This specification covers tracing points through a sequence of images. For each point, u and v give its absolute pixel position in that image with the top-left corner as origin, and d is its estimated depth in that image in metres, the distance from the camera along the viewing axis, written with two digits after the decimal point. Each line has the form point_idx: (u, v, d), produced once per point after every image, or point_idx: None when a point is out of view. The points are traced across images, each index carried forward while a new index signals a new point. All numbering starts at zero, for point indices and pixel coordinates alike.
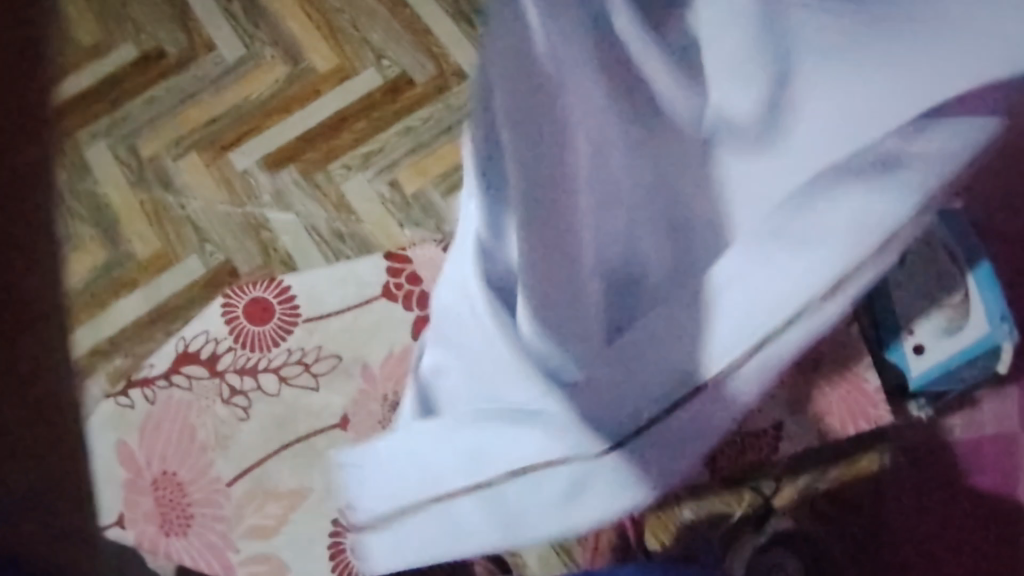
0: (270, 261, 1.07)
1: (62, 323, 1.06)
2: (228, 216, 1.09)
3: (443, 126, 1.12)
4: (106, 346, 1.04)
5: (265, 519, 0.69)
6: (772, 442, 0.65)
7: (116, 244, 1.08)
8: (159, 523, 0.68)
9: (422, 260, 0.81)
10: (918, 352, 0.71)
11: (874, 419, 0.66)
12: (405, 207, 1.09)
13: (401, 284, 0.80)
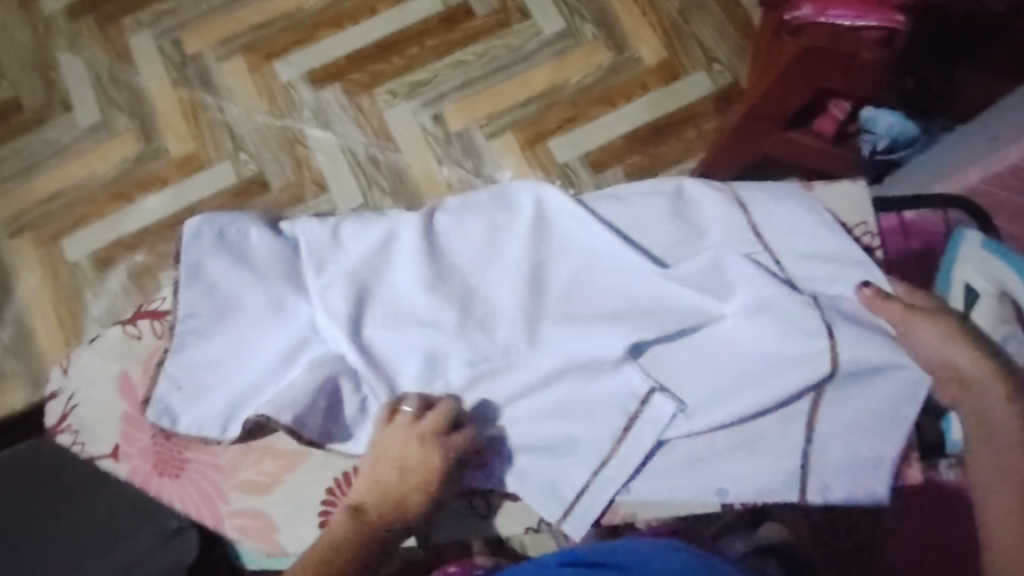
0: (302, 178, 1.04)
1: (88, 212, 1.04)
2: (266, 126, 1.06)
3: (498, 65, 1.07)
4: (130, 240, 1.03)
5: (259, 476, 0.60)
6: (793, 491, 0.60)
7: (150, 138, 1.06)
8: (156, 464, 0.59)
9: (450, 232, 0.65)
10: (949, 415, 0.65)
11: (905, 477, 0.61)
12: (447, 144, 1.05)
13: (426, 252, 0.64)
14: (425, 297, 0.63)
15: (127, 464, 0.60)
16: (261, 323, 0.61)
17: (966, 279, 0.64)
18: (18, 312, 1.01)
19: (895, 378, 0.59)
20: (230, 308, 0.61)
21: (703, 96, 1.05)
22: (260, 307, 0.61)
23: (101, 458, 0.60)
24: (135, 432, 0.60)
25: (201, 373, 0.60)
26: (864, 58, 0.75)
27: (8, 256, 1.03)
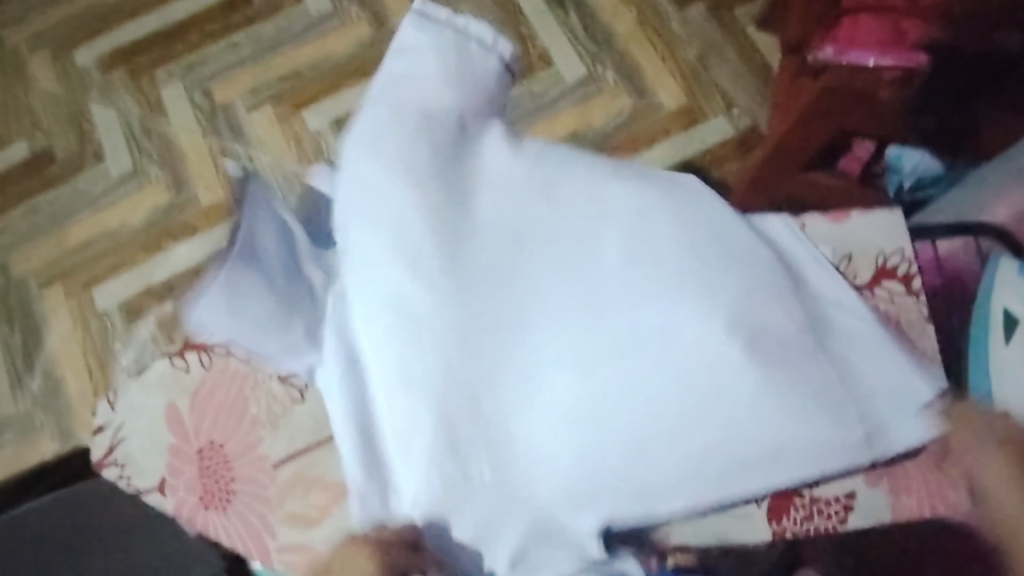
0: None
1: (119, 260, 1.06)
2: (294, 173, 1.08)
3: (522, 112, 1.09)
4: (159, 288, 1.04)
5: (305, 509, 0.58)
6: (839, 513, 0.58)
7: (179, 186, 1.08)
8: (201, 496, 0.59)
9: None
10: None
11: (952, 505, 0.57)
12: None
13: None
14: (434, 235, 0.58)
15: (174, 495, 0.59)
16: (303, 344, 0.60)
17: (1005, 299, 0.63)
18: (47, 361, 1.02)
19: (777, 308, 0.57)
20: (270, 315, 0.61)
21: (725, 140, 1.07)
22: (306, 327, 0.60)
23: (147, 492, 0.60)
24: (180, 467, 0.60)
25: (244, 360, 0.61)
26: (883, 96, 0.78)
27: (39, 306, 1.05)
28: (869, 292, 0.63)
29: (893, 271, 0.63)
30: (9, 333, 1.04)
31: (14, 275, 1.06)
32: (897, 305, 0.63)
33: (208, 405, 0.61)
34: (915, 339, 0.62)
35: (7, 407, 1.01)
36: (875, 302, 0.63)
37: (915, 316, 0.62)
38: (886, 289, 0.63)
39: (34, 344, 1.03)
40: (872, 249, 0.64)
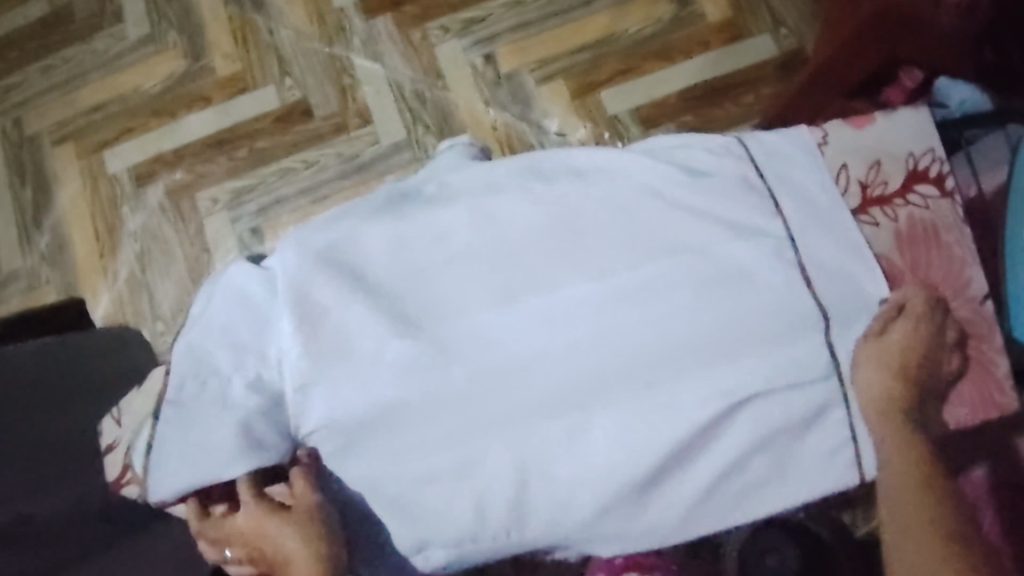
0: (346, 109, 1.03)
1: (131, 124, 1.04)
2: (315, 52, 1.05)
3: (555, 8, 1.05)
4: (170, 156, 1.03)
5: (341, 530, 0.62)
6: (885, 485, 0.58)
7: (197, 55, 1.06)
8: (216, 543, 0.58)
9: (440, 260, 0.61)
10: None
11: (1002, 405, 0.57)
12: (494, 85, 1.03)
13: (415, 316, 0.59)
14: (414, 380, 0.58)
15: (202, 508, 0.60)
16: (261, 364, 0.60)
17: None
18: (55, 220, 1.03)
19: (796, 436, 0.55)
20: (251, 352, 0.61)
21: (766, 60, 1.02)
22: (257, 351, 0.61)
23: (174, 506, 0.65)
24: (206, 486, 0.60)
25: (218, 367, 0.61)
26: (941, 24, 0.68)
27: (50, 163, 1.04)
28: (900, 200, 0.62)
29: (924, 174, 0.62)
30: (19, 188, 1.04)
31: (27, 131, 1.05)
32: (931, 212, 0.62)
33: (207, 457, 0.57)
34: (954, 243, 0.61)
35: (14, 261, 1.02)
36: (909, 210, 0.62)
37: (950, 221, 0.61)
38: (919, 194, 0.62)
39: (43, 201, 1.03)
40: (900, 151, 0.63)
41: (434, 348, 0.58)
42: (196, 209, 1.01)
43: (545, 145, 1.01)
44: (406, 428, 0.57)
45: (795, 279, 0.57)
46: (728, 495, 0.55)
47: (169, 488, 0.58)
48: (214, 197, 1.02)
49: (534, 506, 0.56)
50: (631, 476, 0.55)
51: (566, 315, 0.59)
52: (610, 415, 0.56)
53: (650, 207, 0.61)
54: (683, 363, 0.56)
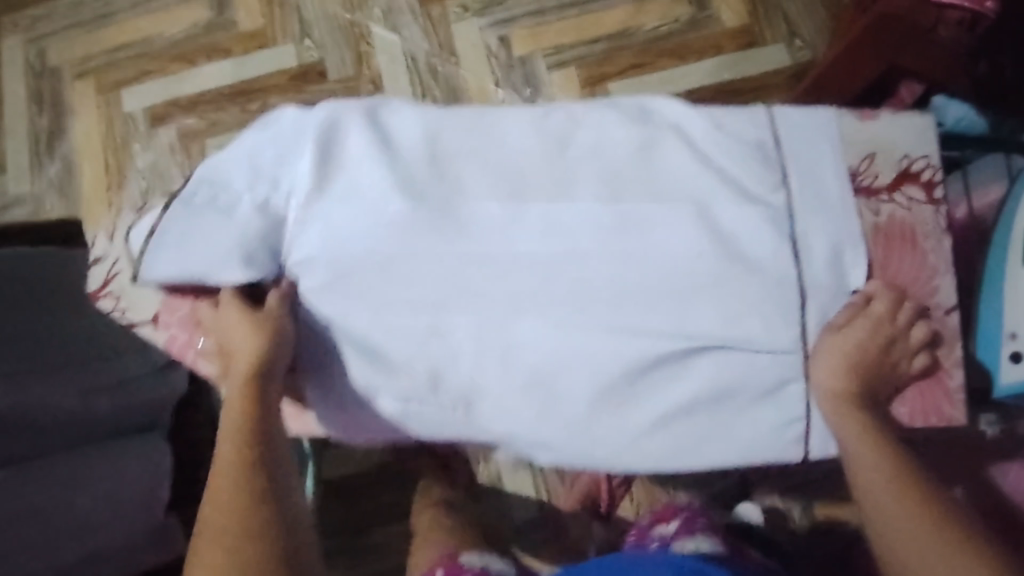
0: (360, 75, 1.05)
1: (151, 67, 1.07)
2: (337, 16, 1.07)
3: None
4: (185, 102, 1.05)
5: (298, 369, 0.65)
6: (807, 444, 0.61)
7: (222, 7, 1.08)
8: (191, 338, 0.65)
9: (473, 159, 0.62)
10: (1013, 359, 0.60)
11: (945, 418, 0.60)
12: (508, 67, 1.05)
13: (431, 212, 0.61)
14: (410, 279, 0.61)
15: (168, 333, 0.65)
16: (254, 213, 0.61)
17: None
18: (67, 150, 1.05)
19: (744, 377, 0.58)
20: (274, 191, 0.62)
21: (775, 70, 1.03)
22: (266, 201, 0.61)
23: (140, 326, 0.66)
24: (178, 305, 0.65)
25: (216, 196, 0.62)
26: (940, 35, 0.74)
27: (68, 96, 1.07)
28: (887, 195, 0.62)
29: (916, 176, 0.62)
30: (36, 117, 1.06)
31: (50, 63, 1.08)
32: (911, 213, 0.61)
33: (183, 264, 0.60)
34: (929, 251, 0.61)
35: (22, 185, 1.04)
36: (892, 208, 0.61)
37: (930, 227, 0.61)
38: (904, 195, 0.62)
39: (58, 131, 1.06)
40: (899, 150, 0.62)
41: (441, 256, 0.61)
42: (204, 154, 1.04)
43: None
44: (397, 312, 0.61)
45: (786, 253, 0.59)
46: (670, 424, 0.60)
47: (160, 274, 0.61)
48: (222, 145, 1.04)
49: (483, 403, 0.62)
50: (588, 391, 0.60)
51: (573, 235, 0.60)
52: (582, 346, 0.59)
53: (677, 149, 0.61)
54: (664, 294, 0.59)
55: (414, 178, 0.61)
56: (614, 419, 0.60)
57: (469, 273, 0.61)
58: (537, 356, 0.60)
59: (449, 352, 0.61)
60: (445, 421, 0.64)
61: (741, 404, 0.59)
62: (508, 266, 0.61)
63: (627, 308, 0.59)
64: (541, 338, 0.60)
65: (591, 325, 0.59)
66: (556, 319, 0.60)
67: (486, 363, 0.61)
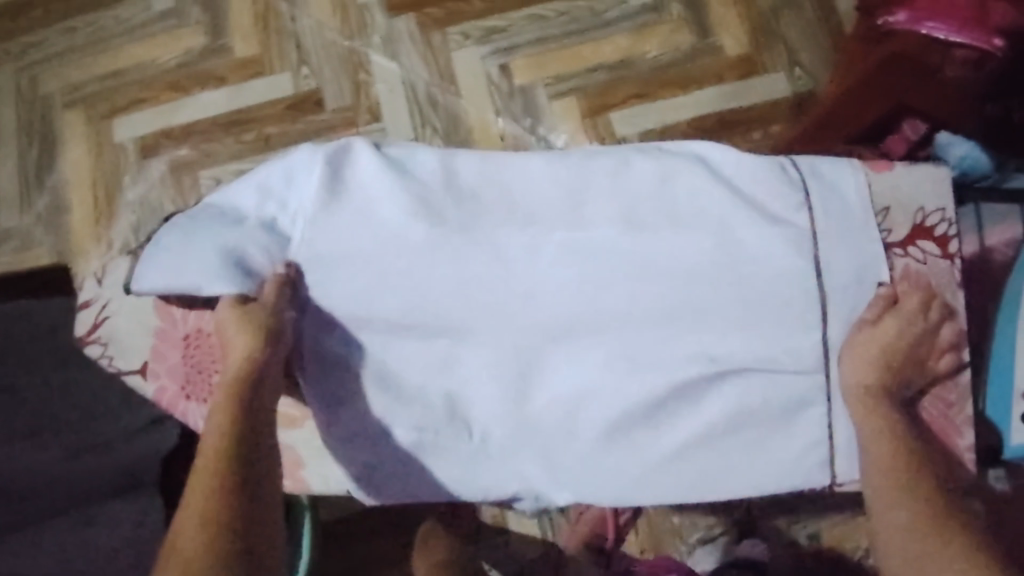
0: (358, 104, 1.03)
1: (144, 95, 1.05)
2: (334, 44, 1.05)
3: (576, 26, 1.05)
4: (178, 131, 1.03)
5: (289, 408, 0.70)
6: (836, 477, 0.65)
7: (217, 34, 1.06)
8: (183, 385, 0.70)
9: (505, 199, 0.67)
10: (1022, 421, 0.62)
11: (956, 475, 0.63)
12: (508, 97, 1.03)
13: (464, 240, 0.66)
14: (446, 310, 0.67)
15: (158, 383, 0.71)
16: (257, 240, 0.66)
17: None
18: (58, 181, 1.03)
19: (752, 404, 0.65)
20: (291, 220, 0.67)
21: (778, 99, 1.01)
22: (273, 228, 0.67)
23: (127, 373, 0.70)
24: (166, 351, 0.71)
25: (222, 218, 0.67)
26: (947, 74, 0.72)
27: (59, 125, 1.05)
28: (901, 248, 0.65)
29: (930, 230, 0.65)
30: (26, 147, 1.04)
31: (40, 91, 1.06)
32: (928, 267, 0.65)
33: (174, 277, 0.64)
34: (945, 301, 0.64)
35: (11, 218, 1.02)
36: (905, 261, 0.65)
37: (944, 280, 0.65)
38: (920, 249, 0.65)
39: (49, 162, 1.04)
40: (913, 204, 0.65)
41: (475, 292, 0.67)
42: (197, 186, 1.02)
43: None
44: (427, 344, 0.68)
45: (811, 274, 0.64)
46: (681, 447, 0.67)
47: (154, 284, 0.65)
48: (217, 177, 1.02)
49: (496, 433, 0.69)
50: (604, 417, 0.67)
51: (599, 265, 0.67)
52: (602, 372, 0.67)
53: (698, 177, 0.66)
54: (681, 326, 0.66)
55: (438, 218, 0.66)
56: (630, 444, 0.68)
57: (501, 308, 0.67)
58: (562, 383, 0.68)
59: (476, 387, 0.68)
60: (472, 452, 0.69)
61: (741, 426, 0.66)
62: (539, 299, 0.67)
63: (646, 337, 0.67)
64: (561, 367, 0.68)
65: (608, 351, 0.67)
66: (574, 350, 0.67)
67: (508, 395, 0.68)
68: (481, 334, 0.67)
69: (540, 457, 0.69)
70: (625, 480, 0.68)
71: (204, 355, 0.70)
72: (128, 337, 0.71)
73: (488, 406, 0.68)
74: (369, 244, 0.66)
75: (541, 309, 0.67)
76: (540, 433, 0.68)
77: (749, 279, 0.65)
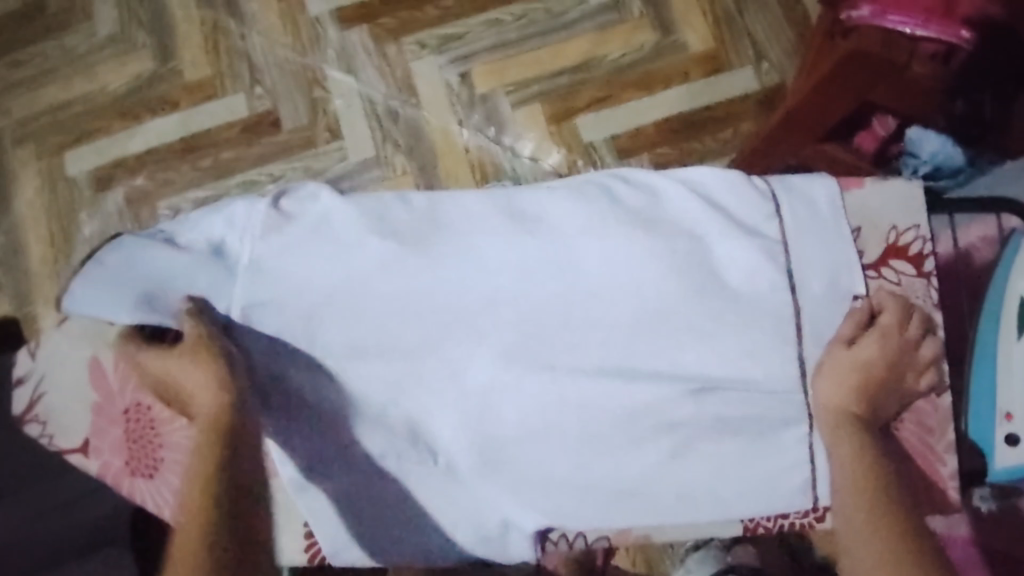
0: (316, 122, 1.00)
1: (94, 126, 1.01)
2: (287, 61, 1.02)
3: (535, 29, 1.02)
4: (132, 162, 1.00)
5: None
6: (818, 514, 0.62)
7: (165, 58, 1.03)
8: (127, 462, 0.66)
9: (462, 217, 0.65)
10: (1009, 442, 0.61)
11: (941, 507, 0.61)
12: (470, 106, 1.00)
13: (422, 262, 0.64)
14: (400, 336, 0.64)
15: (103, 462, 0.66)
16: (205, 271, 0.63)
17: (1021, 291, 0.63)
18: (11, 220, 1.00)
19: (734, 429, 0.61)
20: (240, 259, 0.64)
21: (746, 94, 0.99)
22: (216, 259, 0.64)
23: (69, 452, 0.66)
24: (106, 428, 0.66)
25: (169, 241, 0.64)
26: (913, 71, 0.68)
27: (8, 162, 1.01)
28: (875, 271, 0.64)
29: (903, 249, 0.63)
30: None
31: None
32: (902, 287, 0.64)
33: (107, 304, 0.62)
34: None
35: None
36: (881, 282, 0.64)
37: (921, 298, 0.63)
38: (893, 270, 0.64)
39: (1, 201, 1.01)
40: (885, 223, 0.64)
41: (432, 313, 0.64)
42: (155, 217, 0.98)
43: (517, 170, 0.99)
44: (379, 371, 0.64)
45: (782, 284, 0.62)
46: (662, 474, 0.61)
47: (85, 308, 0.62)
48: (175, 207, 0.99)
49: (463, 468, 0.64)
50: (572, 440, 0.62)
51: (560, 275, 0.64)
52: (568, 389, 0.63)
53: (673, 188, 0.65)
54: (649, 335, 0.62)
55: (393, 238, 0.64)
56: (607, 471, 0.62)
57: (463, 329, 0.64)
58: (528, 407, 0.63)
59: (441, 420, 0.64)
60: (440, 503, 0.63)
61: (716, 460, 0.61)
62: (501, 312, 0.64)
63: (618, 352, 0.63)
64: (525, 388, 0.63)
65: (573, 367, 0.63)
66: (538, 368, 0.63)
67: (470, 427, 0.63)
68: (449, 356, 0.64)
69: (507, 490, 0.63)
70: (606, 510, 0.62)
71: (146, 429, 0.66)
72: (68, 415, 0.67)
73: (451, 435, 0.64)
74: (314, 280, 0.64)
75: (501, 329, 0.64)
76: (507, 464, 0.63)
77: (715, 290, 0.62)
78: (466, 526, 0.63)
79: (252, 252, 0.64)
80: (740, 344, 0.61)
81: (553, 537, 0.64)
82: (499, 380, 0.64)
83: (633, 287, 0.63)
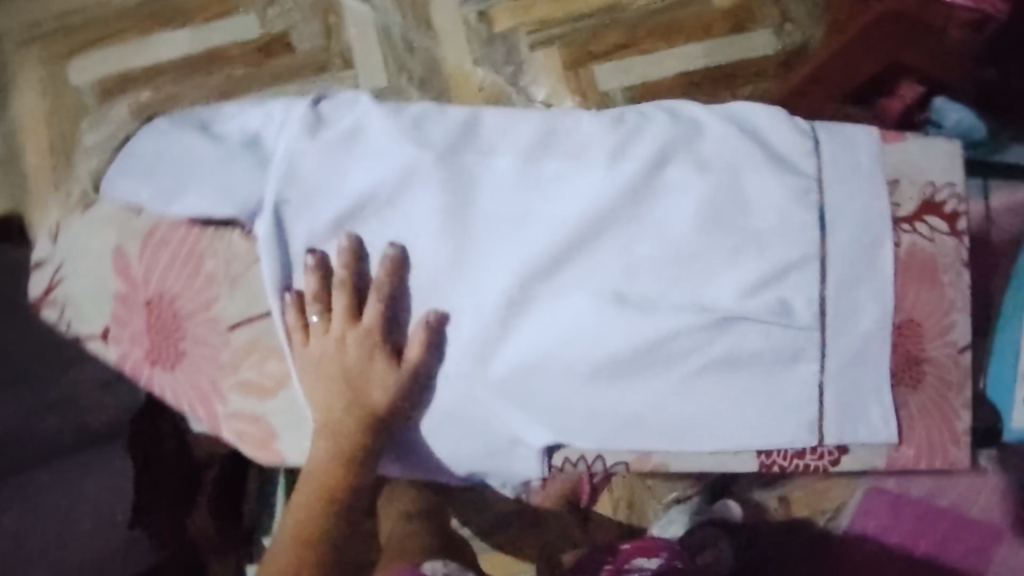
0: (330, 49, 0.98)
1: (98, 35, 0.98)
2: None
3: None
4: (138, 76, 0.98)
5: None
6: (831, 456, 0.70)
7: None
8: None
9: (497, 135, 0.71)
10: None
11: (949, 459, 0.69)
12: (488, 44, 0.99)
13: (460, 181, 0.70)
14: (437, 242, 0.71)
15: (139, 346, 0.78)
16: (249, 165, 0.72)
17: None
18: (15, 125, 0.98)
19: (741, 353, 0.67)
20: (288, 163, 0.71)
21: (765, 56, 0.99)
22: (263, 159, 0.73)
23: None
24: None
25: (204, 141, 0.74)
26: None
27: (9, 66, 0.98)
28: (909, 225, 0.69)
29: (936, 206, 0.69)
30: None
31: None
32: (934, 244, 0.69)
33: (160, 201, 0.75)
34: (948, 283, 0.69)
35: None
36: (913, 238, 0.69)
37: (950, 257, 0.69)
38: (927, 225, 0.69)
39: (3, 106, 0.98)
40: (922, 177, 0.69)
41: (467, 230, 0.70)
42: None
43: None
44: (425, 271, 0.71)
45: (813, 227, 0.67)
46: (678, 394, 0.68)
47: (120, 189, 0.76)
48: None
49: (486, 369, 0.71)
50: (588, 356, 0.69)
51: (587, 204, 0.69)
52: (580, 311, 0.69)
53: (707, 118, 0.70)
54: (678, 269, 0.68)
55: (436, 149, 0.70)
56: (630, 392, 0.69)
57: (489, 237, 0.70)
58: (543, 317, 0.70)
59: (485, 328, 0.71)
60: (468, 415, 0.72)
61: (726, 395, 0.68)
62: (530, 229, 0.70)
63: (641, 281, 0.68)
64: (551, 301, 0.70)
65: (586, 288, 0.69)
66: (557, 288, 0.70)
67: (498, 330, 0.70)
68: (485, 264, 0.71)
69: (528, 399, 0.71)
70: (616, 422, 0.70)
71: None
72: None
73: (478, 337, 0.71)
74: (357, 192, 0.71)
75: (531, 248, 0.70)
76: (532, 368, 0.70)
77: (739, 230, 0.67)
78: (478, 438, 0.72)
79: (290, 151, 0.71)
80: (742, 283, 0.67)
81: (565, 457, 0.73)
82: (524, 291, 0.70)
83: (648, 226, 0.69)
